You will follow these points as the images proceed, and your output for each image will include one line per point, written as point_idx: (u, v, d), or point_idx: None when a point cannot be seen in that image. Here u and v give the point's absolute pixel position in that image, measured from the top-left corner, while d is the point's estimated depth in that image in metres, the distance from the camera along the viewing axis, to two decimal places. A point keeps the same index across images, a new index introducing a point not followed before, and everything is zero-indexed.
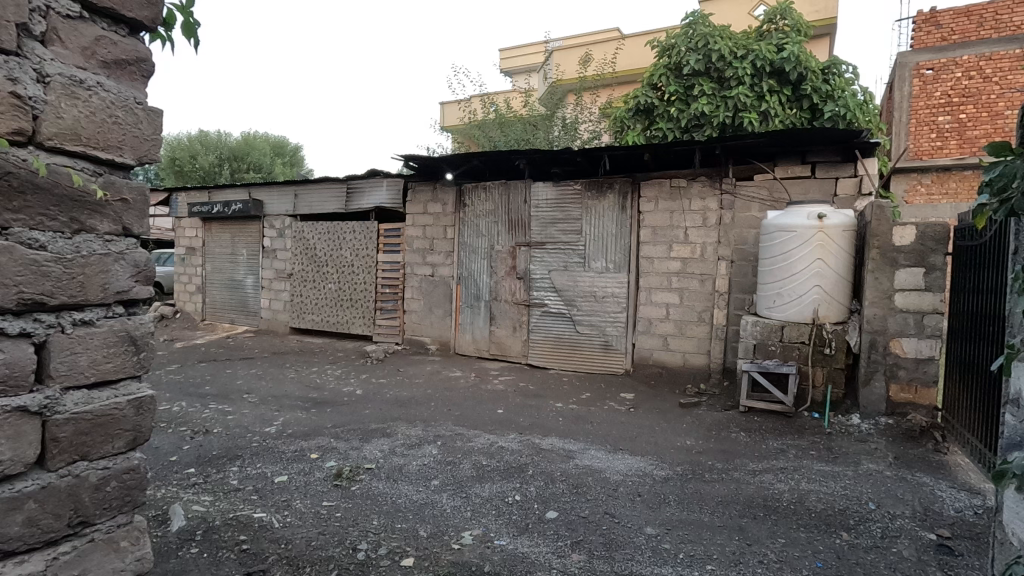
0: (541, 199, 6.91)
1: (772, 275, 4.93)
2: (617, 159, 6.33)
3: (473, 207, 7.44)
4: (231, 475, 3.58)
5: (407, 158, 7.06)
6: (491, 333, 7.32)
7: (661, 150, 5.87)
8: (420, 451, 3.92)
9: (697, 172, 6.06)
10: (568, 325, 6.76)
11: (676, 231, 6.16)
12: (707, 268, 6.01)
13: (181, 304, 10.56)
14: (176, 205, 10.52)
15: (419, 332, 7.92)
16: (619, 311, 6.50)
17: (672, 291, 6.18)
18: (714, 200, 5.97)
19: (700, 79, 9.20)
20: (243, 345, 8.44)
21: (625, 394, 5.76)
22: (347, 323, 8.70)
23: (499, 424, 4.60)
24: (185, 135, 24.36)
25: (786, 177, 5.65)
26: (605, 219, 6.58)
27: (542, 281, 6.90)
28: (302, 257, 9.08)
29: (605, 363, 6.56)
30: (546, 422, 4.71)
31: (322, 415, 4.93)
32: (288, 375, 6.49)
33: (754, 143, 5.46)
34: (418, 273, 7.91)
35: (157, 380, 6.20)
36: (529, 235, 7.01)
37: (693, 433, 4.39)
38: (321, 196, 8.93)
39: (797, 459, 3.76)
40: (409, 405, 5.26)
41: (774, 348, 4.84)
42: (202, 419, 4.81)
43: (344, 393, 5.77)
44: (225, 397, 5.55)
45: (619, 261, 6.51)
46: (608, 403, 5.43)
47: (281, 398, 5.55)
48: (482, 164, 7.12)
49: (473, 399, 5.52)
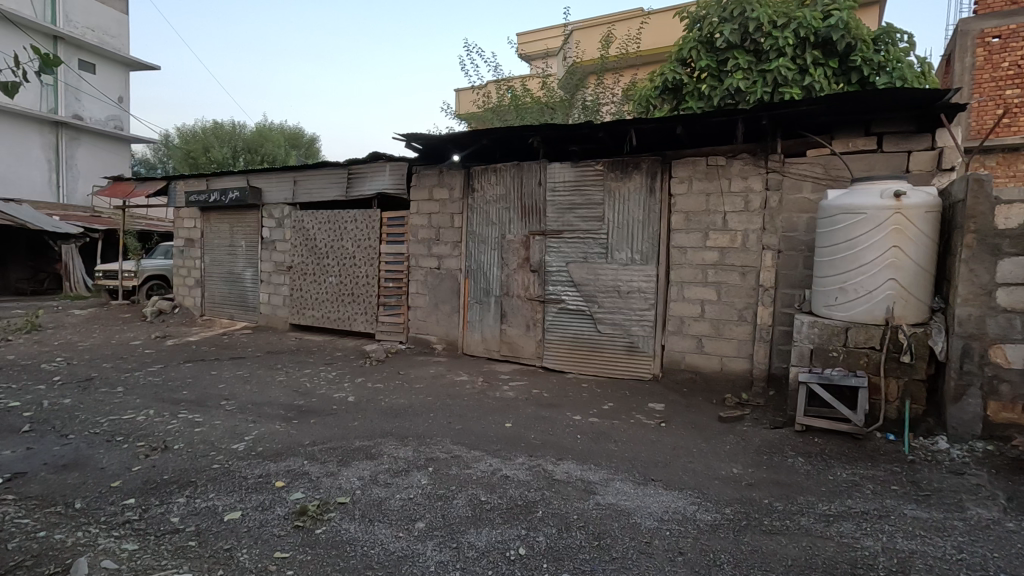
0: (558, 182, 6.14)
1: (833, 266, 4.12)
2: (646, 134, 5.51)
3: (483, 191, 6.72)
4: (173, 511, 2.94)
5: (409, 137, 6.35)
6: (502, 331, 6.61)
7: (696, 123, 5.05)
8: (406, 481, 3.22)
9: (738, 149, 5.25)
10: (588, 324, 6.00)
11: (713, 217, 5.36)
12: (749, 260, 5.20)
13: (180, 298, 10.07)
14: (175, 194, 10.05)
15: (425, 331, 7.25)
16: (647, 309, 5.73)
17: (708, 286, 5.38)
18: (758, 180, 5.15)
19: (735, 52, 8.29)
20: (237, 343, 7.86)
21: (654, 405, 4.99)
22: (349, 320, 8.08)
23: (506, 443, 3.89)
24: (200, 127, 24.16)
25: (846, 151, 4.80)
26: (630, 204, 5.79)
27: (559, 275, 6.15)
28: (302, 249, 8.48)
29: (629, 367, 5.81)
30: (562, 440, 3.98)
31: (305, 429, 4.28)
32: (276, 379, 5.87)
33: (808, 110, 4.62)
34: (423, 266, 7.23)
35: (133, 383, 5.62)
36: (544, 223, 6.25)
37: (740, 459, 3.62)
38: (320, 183, 8.30)
39: (878, 499, 2.97)
40: (404, 417, 4.58)
41: (835, 354, 4.04)
42: (165, 431, 4.19)
43: (334, 401, 5.11)
44: (201, 404, 4.93)
45: (646, 252, 5.73)
46: (634, 417, 4.67)
47: (262, 406, 4.92)
48: (493, 144, 6.38)
49: (478, 408, 4.82)
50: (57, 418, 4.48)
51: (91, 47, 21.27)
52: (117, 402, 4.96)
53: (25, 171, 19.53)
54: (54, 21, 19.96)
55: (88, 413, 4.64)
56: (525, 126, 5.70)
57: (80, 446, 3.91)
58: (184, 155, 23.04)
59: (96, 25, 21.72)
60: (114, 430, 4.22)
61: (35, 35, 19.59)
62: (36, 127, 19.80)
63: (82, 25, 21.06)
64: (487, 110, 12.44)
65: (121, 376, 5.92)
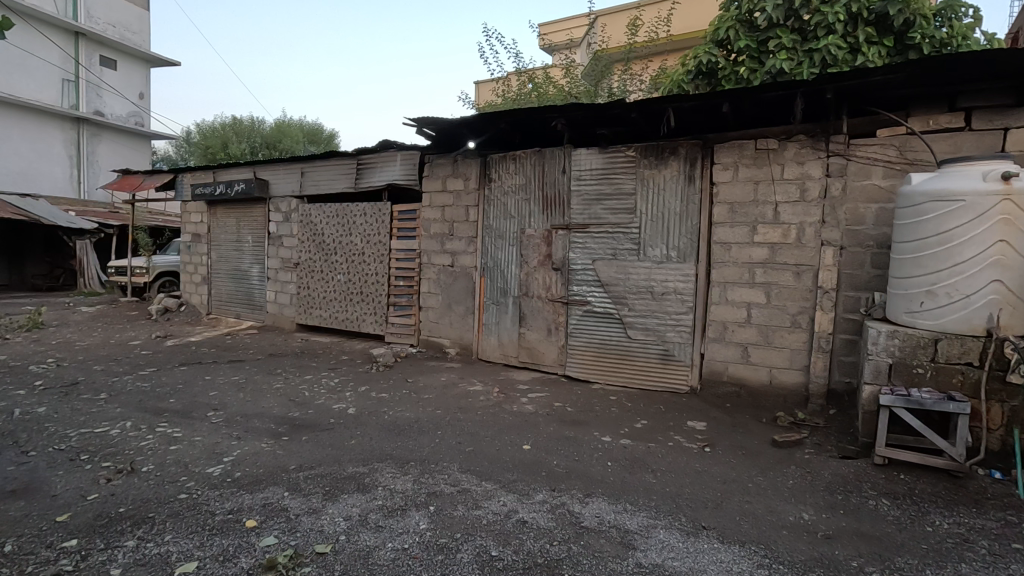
0: (584, 171, 5.51)
1: (919, 265, 3.44)
2: (685, 115, 4.84)
3: (501, 181, 6.12)
4: (116, 560, 2.40)
5: (420, 123, 5.78)
6: (521, 336, 6.01)
7: (746, 99, 4.37)
8: (401, 524, 2.64)
9: (793, 130, 4.55)
10: (616, 329, 5.37)
11: (762, 208, 4.69)
12: (805, 257, 4.52)
13: (187, 295, 9.70)
14: (182, 187, 9.66)
15: (437, 334, 6.70)
16: (683, 312, 5.09)
17: (755, 287, 4.71)
18: (817, 166, 4.46)
19: (778, 31, 7.47)
20: (239, 344, 7.41)
21: (694, 424, 4.35)
22: (357, 320, 7.57)
23: (523, 473, 3.31)
24: (220, 124, 24.05)
25: (926, 131, 4.10)
26: (666, 194, 5.13)
27: (584, 273, 5.53)
28: (309, 244, 8.00)
29: (663, 378, 5.17)
30: (589, 471, 3.37)
31: (294, 449, 3.74)
32: (273, 386, 5.36)
33: (883, 82, 3.91)
34: (436, 263, 6.68)
35: (118, 389, 5.16)
36: (568, 216, 5.64)
37: (809, 499, 2.97)
38: (328, 174, 7.80)
39: (1004, 567, 2.30)
40: (408, 434, 4.03)
41: (922, 371, 3.35)
42: (136, 449, 3.69)
43: (332, 413, 4.58)
44: (185, 416, 4.44)
45: (683, 248, 5.08)
46: (671, 438, 4.03)
47: (251, 418, 4.41)
48: (511, 129, 5.77)
49: (492, 425, 4.23)
50: (24, 430, 4.02)
51: (112, 43, 21.28)
52: (94, 412, 4.49)
53: (47, 167, 19.53)
54: (75, 17, 19.97)
55: (59, 424, 4.17)
56: (548, 107, 5.06)
57: (37, 466, 3.42)
58: (202, 151, 22.93)
59: (117, 21, 21.70)
60: (82, 446, 3.74)
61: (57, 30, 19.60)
62: (58, 123, 19.78)
63: (103, 21, 21.06)
64: (506, 101, 11.78)
65: (109, 380, 5.48)
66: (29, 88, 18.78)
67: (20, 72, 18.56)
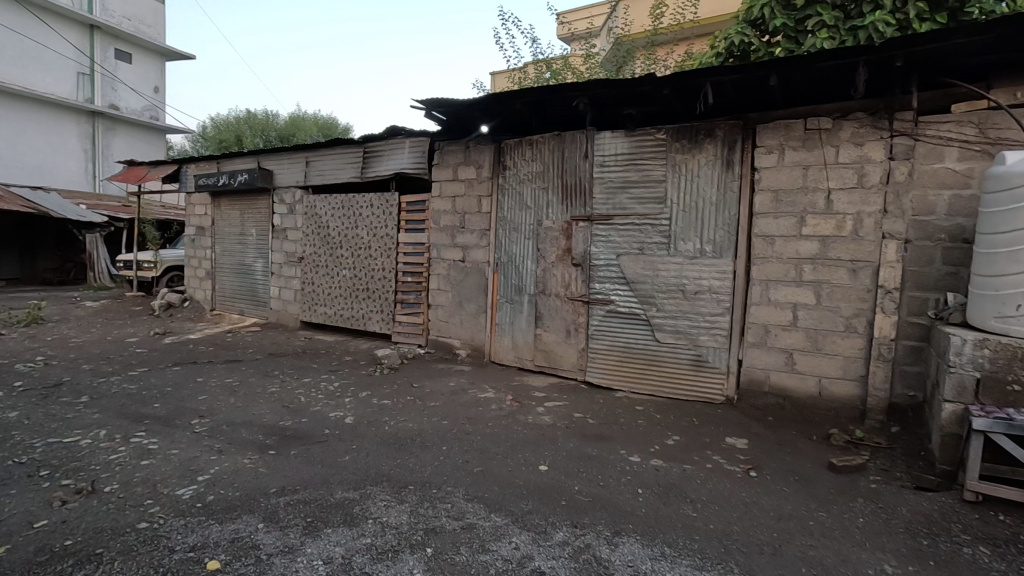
0: (608, 156, 4.98)
1: (1014, 260, 2.88)
2: (725, 92, 4.28)
3: (516, 168, 5.63)
4: None
5: (428, 105, 5.32)
6: (537, 337, 5.52)
7: (797, 70, 3.80)
8: (391, 572, 2.18)
9: (851, 107, 3.99)
10: (642, 331, 4.86)
11: (812, 196, 4.14)
12: (863, 252, 3.96)
13: (192, 290, 9.37)
14: (186, 178, 9.30)
15: (447, 334, 6.24)
16: (719, 314, 4.55)
17: (804, 286, 4.17)
18: (878, 148, 3.90)
19: (818, 7, 6.44)
20: (240, 342, 7.02)
21: (734, 441, 3.83)
22: (363, 318, 7.15)
23: (540, 503, 2.83)
24: (235, 118, 23.89)
25: (1011, 105, 3.53)
26: (700, 181, 4.60)
27: (607, 270, 5.02)
28: (314, 238, 7.59)
29: (695, 386, 4.65)
30: (617, 501, 2.88)
31: (280, 467, 3.29)
32: (268, 390, 4.94)
33: (966, 46, 3.33)
34: (446, 258, 6.21)
35: (102, 392, 4.78)
36: (590, 206, 5.12)
37: (887, 545, 2.44)
38: (334, 163, 7.38)
39: None
40: (409, 450, 3.57)
41: (1018, 388, 2.81)
42: (104, 463, 3.28)
43: (327, 422, 4.14)
44: (167, 423, 4.03)
45: (720, 241, 4.54)
46: (710, 459, 3.52)
47: (240, 427, 3.99)
48: (527, 111, 5.25)
49: (505, 439, 3.76)
50: None
51: (128, 35, 21.17)
52: (69, 418, 4.10)
53: (62, 161, 19.46)
54: (90, 10, 19.87)
55: (28, 432, 3.78)
56: (568, 85, 4.55)
57: None
58: (216, 145, 22.78)
59: (132, 15, 21.57)
60: (45, 459, 3.33)
61: (72, 23, 19.51)
62: (73, 117, 19.70)
63: (118, 14, 20.94)
64: None
65: (95, 381, 5.10)
66: (45, 81, 18.72)
67: (36, 65, 18.51)
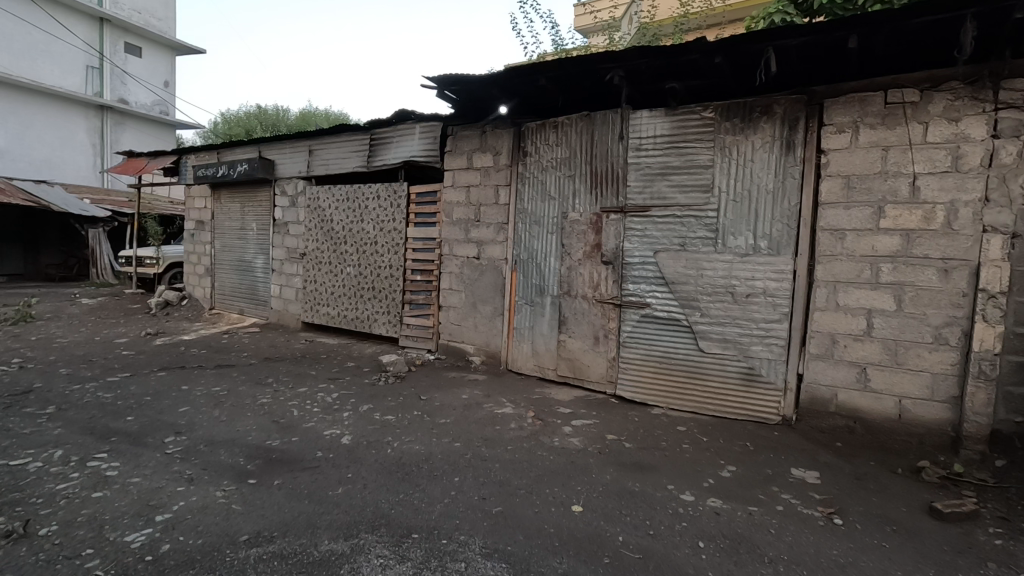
0: (646, 138, 4.37)
1: None
2: (789, 60, 3.63)
3: (538, 154, 5.03)
4: None
5: (440, 84, 4.73)
6: (561, 344, 4.91)
7: (885, 30, 3.14)
8: None
9: (946, 76, 3.34)
10: (683, 340, 4.23)
11: (893, 182, 3.50)
12: (957, 249, 3.32)
13: (191, 288, 8.88)
14: (186, 170, 8.80)
15: (459, 338, 5.66)
16: (775, 321, 3.92)
17: (880, 290, 3.54)
18: (980, 124, 3.25)
19: None
20: (235, 345, 6.49)
21: (802, 473, 3.20)
22: (368, 319, 6.59)
23: (579, 563, 2.23)
24: (245, 114, 23.60)
25: None
26: (754, 166, 3.97)
27: (642, 269, 4.41)
28: (317, 232, 7.06)
29: (746, 404, 4.02)
30: (676, 561, 2.28)
31: (258, 502, 2.71)
32: (257, 401, 4.38)
33: None
34: (459, 254, 5.63)
35: (72, 402, 4.25)
36: (623, 196, 4.51)
37: None
38: (338, 151, 6.83)
39: None
40: (416, 481, 2.99)
41: None
42: (48, 495, 2.72)
43: (321, 443, 3.57)
44: (136, 442, 3.48)
45: (776, 236, 3.91)
46: (779, 497, 2.90)
47: (219, 448, 3.44)
48: (552, 89, 4.65)
49: (528, 469, 3.16)
50: None
51: (137, 29, 20.87)
52: (26, 434, 3.56)
53: (70, 155, 19.17)
54: (99, 3, 19.60)
55: None
56: (601, 55, 3.93)
57: None
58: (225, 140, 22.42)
59: (142, 8, 21.30)
60: None
61: (81, 15, 19.23)
62: (82, 111, 19.40)
63: (127, 7, 20.66)
64: None
65: (68, 389, 4.57)
66: (53, 74, 18.43)
67: (44, 57, 18.25)
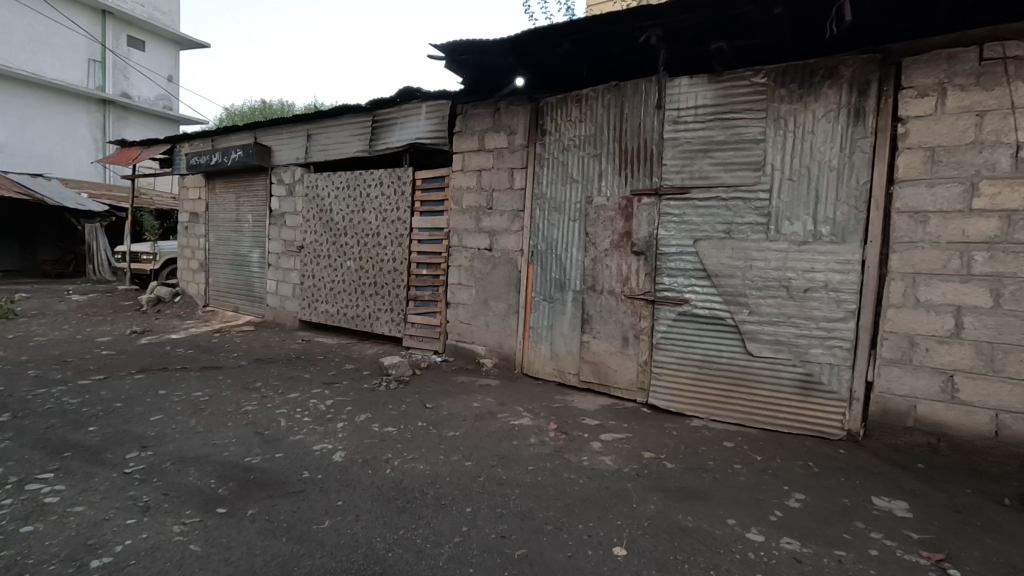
0: (684, 109, 3.82)
1: None
2: (862, 11, 3.06)
3: (559, 132, 4.48)
4: None
5: (449, 52, 4.20)
6: (584, 345, 4.36)
7: None
8: None
9: None
10: (728, 341, 3.67)
11: (990, 154, 2.93)
12: None
13: (184, 284, 8.41)
14: (179, 160, 8.32)
15: (468, 338, 5.12)
16: (840, 321, 3.35)
17: (973, 283, 2.97)
18: None
19: None
20: (225, 344, 5.99)
21: (887, 503, 2.64)
22: (370, 317, 6.07)
23: None
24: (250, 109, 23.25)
25: None
26: (815, 139, 3.40)
27: (679, 260, 3.85)
28: (316, 223, 6.54)
29: (804, 416, 3.45)
30: None
31: (223, 541, 2.18)
32: (241, 409, 3.86)
33: None
34: (469, 245, 5.10)
35: (32, 408, 3.74)
36: (657, 177, 3.96)
37: None
38: (338, 135, 6.31)
39: None
40: (419, 512, 2.45)
41: None
42: None
43: (309, 460, 3.04)
44: (92, 459, 2.96)
45: (841, 221, 3.34)
46: (869, 537, 2.34)
47: (187, 467, 2.91)
48: (576, 57, 4.10)
49: (555, 497, 2.61)
50: None
51: (140, 22, 20.48)
52: None
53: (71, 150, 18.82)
54: None
55: None
56: (636, 11, 3.38)
57: None
58: None
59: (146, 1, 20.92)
60: None
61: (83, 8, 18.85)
62: (83, 105, 19.04)
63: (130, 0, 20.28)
64: None
65: (31, 393, 4.08)
66: (54, 67, 18.06)
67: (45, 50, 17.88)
